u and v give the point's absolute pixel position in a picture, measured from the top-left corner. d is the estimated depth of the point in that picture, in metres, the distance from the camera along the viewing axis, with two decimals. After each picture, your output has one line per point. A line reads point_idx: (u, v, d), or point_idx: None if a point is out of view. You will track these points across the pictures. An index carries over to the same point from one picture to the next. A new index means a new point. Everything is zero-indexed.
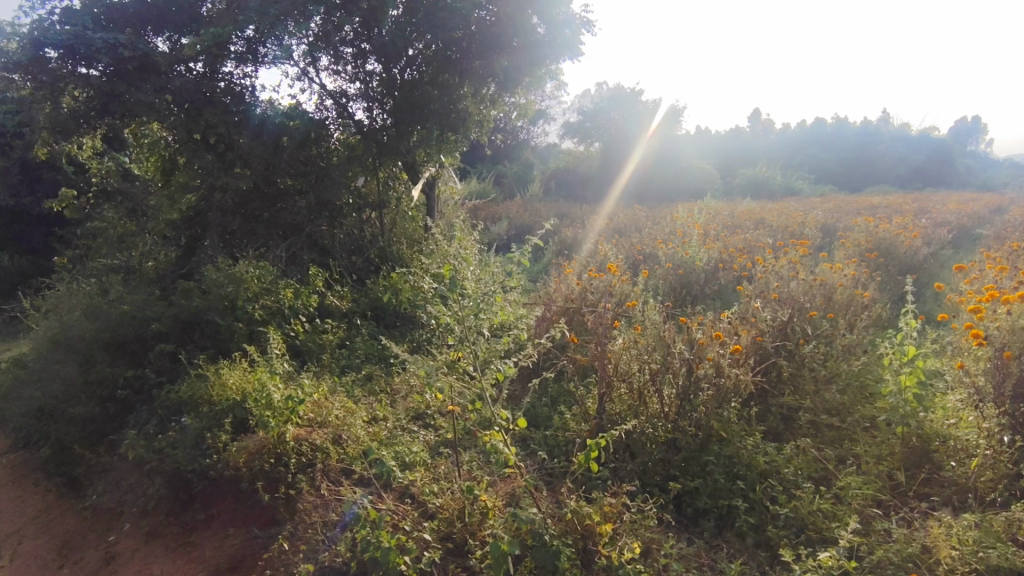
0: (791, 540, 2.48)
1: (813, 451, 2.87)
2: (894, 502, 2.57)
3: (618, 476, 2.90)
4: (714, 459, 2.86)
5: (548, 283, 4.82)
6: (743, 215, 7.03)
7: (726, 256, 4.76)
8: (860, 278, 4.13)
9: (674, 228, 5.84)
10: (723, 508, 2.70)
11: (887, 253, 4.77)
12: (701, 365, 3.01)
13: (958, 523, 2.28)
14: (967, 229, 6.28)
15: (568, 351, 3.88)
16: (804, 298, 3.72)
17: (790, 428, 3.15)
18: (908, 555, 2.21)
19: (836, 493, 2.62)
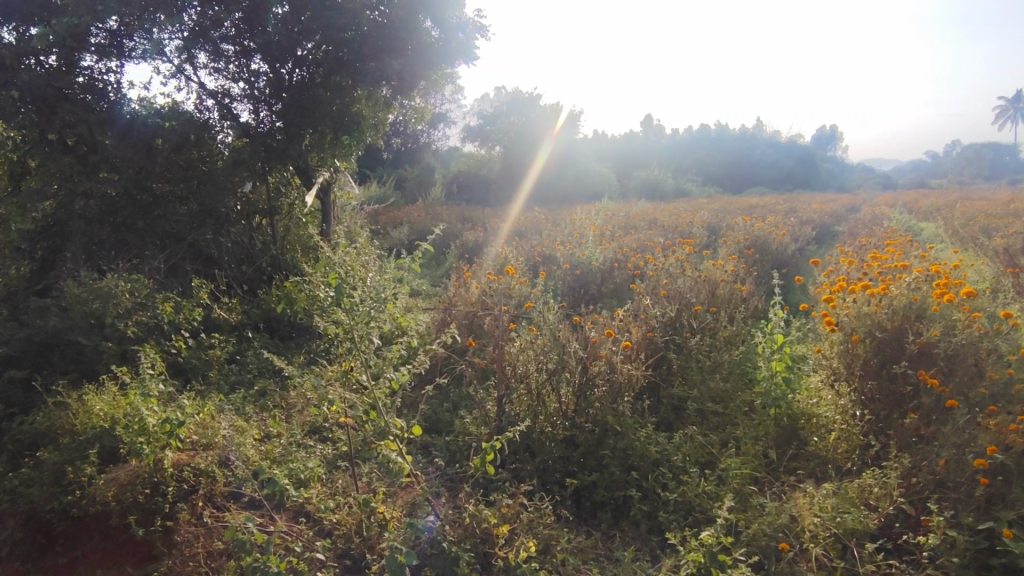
0: (679, 523, 2.62)
1: (699, 437, 3.04)
2: (769, 479, 2.78)
3: (518, 476, 2.94)
4: (610, 453, 2.97)
5: (448, 288, 4.80)
6: (637, 216, 7.38)
7: (620, 254, 4.98)
8: (739, 273, 4.43)
9: (572, 230, 6.02)
10: (619, 499, 2.82)
11: (762, 249, 5.18)
12: (595, 363, 3.11)
13: (821, 493, 2.51)
14: (828, 227, 6.98)
15: (467, 355, 3.88)
16: (689, 294, 3.95)
17: (680, 417, 3.33)
18: (779, 526, 2.41)
19: (718, 475, 2.80)
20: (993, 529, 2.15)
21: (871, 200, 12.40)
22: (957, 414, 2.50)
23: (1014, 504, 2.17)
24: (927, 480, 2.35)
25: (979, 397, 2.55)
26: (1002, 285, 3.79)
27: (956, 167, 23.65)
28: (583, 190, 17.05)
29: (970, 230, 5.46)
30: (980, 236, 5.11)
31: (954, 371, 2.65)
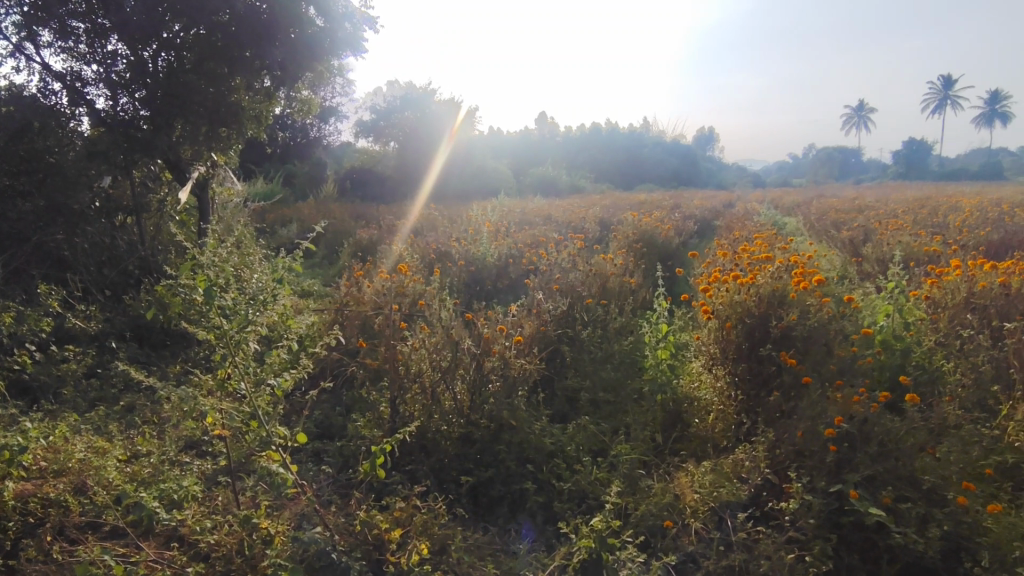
0: (573, 511, 2.68)
1: (591, 427, 3.13)
2: (656, 461, 2.91)
3: (414, 478, 2.88)
4: (506, 447, 2.98)
5: (339, 288, 4.62)
6: (533, 212, 7.53)
7: (515, 251, 5.04)
8: (628, 267, 4.63)
9: (468, 226, 6.02)
10: (515, 493, 2.84)
11: (648, 243, 5.46)
12: (488, 359, 3.14)
13: (699, 472, 2.67)
14: (708, 222, 7.49)
15: (359, 357, 3.75)
16: (581, 287, 4.08)
17: (574, 407, 3.42)
18: (663, 505, 2.52)
19: (608, 462, 2.90)
20: (842, 491, 2.39)
21: (745, 197, 13.50)
22: (812, 390, 2.75)
23: (858, 468, 2.42)
24: (788, 452, 2.57)
25: (829, 374, 2.83)
26: (849, 272, 4.25)
27: (817, 167, 26.33)
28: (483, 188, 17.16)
29: (826, 224, 6.08)
30: (833, 229, 5.71)
31: (809, 352, 2.92)
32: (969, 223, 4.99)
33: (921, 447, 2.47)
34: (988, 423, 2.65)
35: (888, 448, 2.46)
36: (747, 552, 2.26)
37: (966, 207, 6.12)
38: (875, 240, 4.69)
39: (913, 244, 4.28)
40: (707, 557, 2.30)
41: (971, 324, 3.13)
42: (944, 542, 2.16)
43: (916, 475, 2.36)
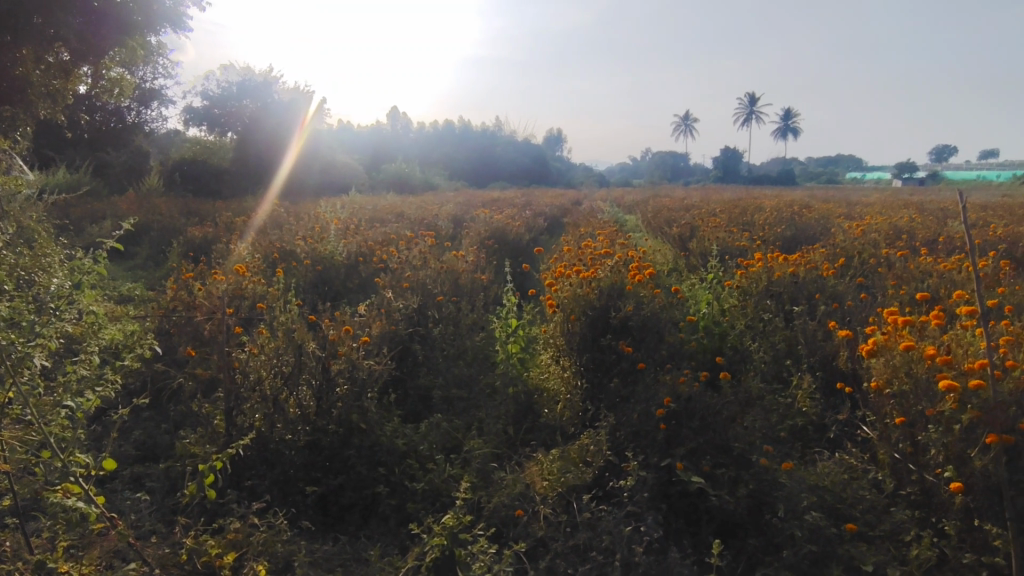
0: (427, 510, 2.64)
1: (444, 424, 3.12)
2: (508, 453, 2.97)
3: (254, 494, 2.67)
4: (355, 452, 2.87)
5: (163, 291, 4.15)
6: (385, 209, 7.38)
7: (365, 250, 4.89)
8: (479, 263, 4.71)
9: (314, 224, 5.73)
10: (367, 499, 2.74)
11: (499, 239, 5.60)
12: (334, 361, 3.00)
13: (546, 460, 2.76)
14: (557, 219, 7.87)
15: (187, 367, 3.40)
16: (432, 285, 4.07)
17: (427, 406, 3.39)
18: (515, 495, 2.57)
19: (462, 458, 2.90)
20: (671, 465, 2.60)
21: (591, 197, 14.42)
22: (645, 375, 2.98)
23: (684, 442, 2.66)
24: (626, 433, 2.76)
25: (660, 359, 3.10)
26: (676, 266, 4.71)
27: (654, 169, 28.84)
28: (337, 185, 16.56)
29: (657, 221, 6.69)
30: (663, 227, 6.29)
31: (643, 340, 3.16)
32: (769, 221, 5.78)
33: (734, 419, 2.79)
34: (783, 393, 3.08)
35: (708, 421, 2.71)
36: (591, 531, 2.38)
37: (766, 207, 7.09)
38: (697, 236, 5.26)
39: (727, 239, 4.85)
40: (556, 540, 2.38)
41: (771, 309, 3.61)
42: (750, 500, 2.44)
43: (730, 443, 2.65)
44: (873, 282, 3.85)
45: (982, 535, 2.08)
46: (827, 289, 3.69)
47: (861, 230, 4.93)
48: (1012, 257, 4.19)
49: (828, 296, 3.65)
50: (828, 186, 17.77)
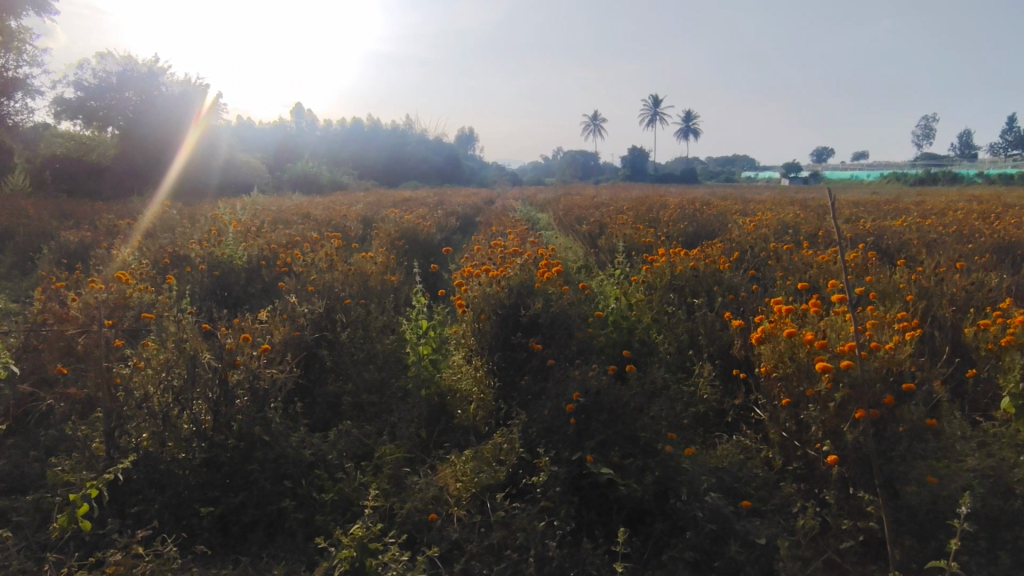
0: (337, 522, 2.51)
1: (354, 431, 3.01)
2: (420, 457, 2.92)
3: (141, 521, 2.44)
4: (258, 466, 2.66)
5: (31, 304, 3.74)
6: (289, 210, 7.06)
7: (268, 253, 4.65)
8: (389, 264, 4.61)
9: (210, 226, 5.38)
10: (272, 515, 2.55)
11: (410, 239, 5.51)
12: (231, 372, 2.82)
13: (460, 461, 2.72)
14: (469, 218, 7.85)
15: (60, 387, 3.07)
16: (339, 287, 3.92)
17: (336, 413, 3.26)
18: (428, 499, 2.52)
19: (373, 465, 2.80)
20: (582, 458, 2.62)
21: (504, 196, 14.56)
22: (556, 371, 3.01)
23: (593, 434, 2.69)
24: (539, 429, 2.75)
25: (569, 354, 3.13)
26: (585, 263, 4.83)
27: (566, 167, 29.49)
28: (239, 189, 15.88)
29: (568, 219, 6.83)
30: (572, 224, 6.44)
31: (553, 337, 3.19)
32: (671, 218, 6.06)
33: (641, 409, 2.87)
34: (686, 381, 3.21)
35: (617, 414, 2.78)
36: (505, 529, 2.37)
37: (669, 205, 7.45)
38: (605, 233, 5.42)
39: (632, 236, 5.03)
40: (471, 541, 2.35)
41: (674, 302, 3.78)
42: (657, 486, 2.50)
43: (637, 433, 2.70)
44: (763, 275, 4.12)
45: (856, 501, 2.28)
46: (724, 281, 3.91)
47: (752, 226, 5.28)
48: (879, 248, 4.65)
49: (725, 288, 3.87)
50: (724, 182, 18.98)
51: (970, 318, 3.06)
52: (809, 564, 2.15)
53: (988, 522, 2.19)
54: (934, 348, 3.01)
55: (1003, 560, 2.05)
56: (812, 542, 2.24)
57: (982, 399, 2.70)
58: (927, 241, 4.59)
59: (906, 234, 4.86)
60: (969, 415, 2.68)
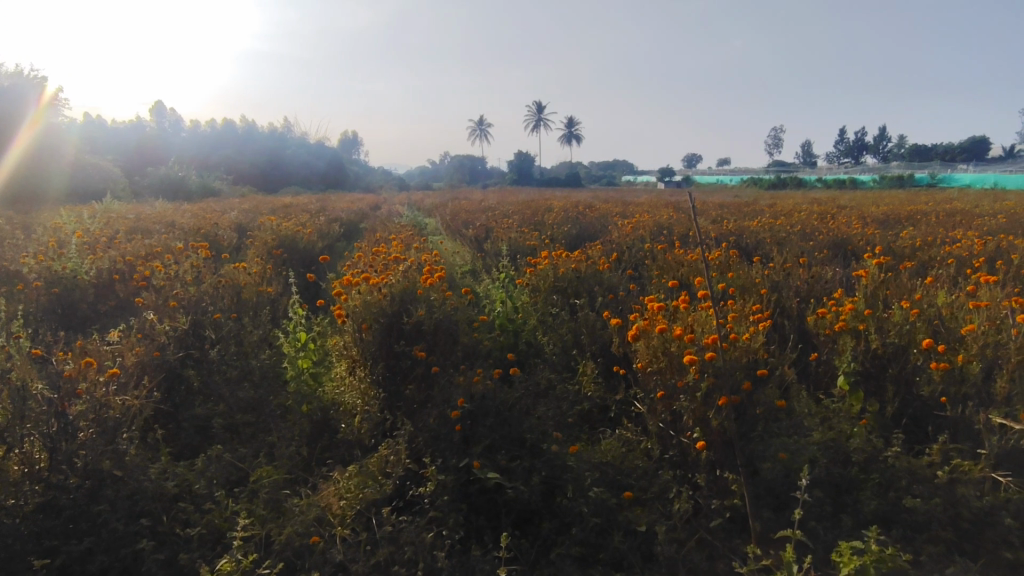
0: (205, 558, 2.27)
1: (225, 456, 2.75)
2: (302, 477, 2.73)
3: None
4: (109, 506, 2.36)
5: None
6: (148, 218, 6.43)
7: (121, 266, 4.19)
8: (264, 275, 4.32)
9: (48, 238, 4.75)
10: (126, 560, 2.27)
11: (289, 248, 5.22)
12: (70, 404, 2.50)
13: (343, 479, 2.52)
14: (354, 225, 7.60)
15: None
16: (205, 301, 3.60)
17: (205, 438, 2.98)
18: (309, 521, 2.31)
19: (246, 492, 2.57)
20: (469, 464, 2.58)
21: (392, 201, 14.26)
22: (440, 378, 2.93)
23: (479, 439, 2.68)
24: (425, 438, 2.67)
25: (455, 361, 3.07)
26: (472, 268, 4.84)
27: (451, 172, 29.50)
28: (83, 196, 14.13)
29: (456, 223, 6.81)
30: (460, 230, 6.43)
31: (436, 344, 3.10)
32: (556, 221, 6.24)
33: (528, 411, 2.89)
34: (571, 379, 3.29)
35: (503, 416, 2.79)
36: (392, 544, 2.26)
37: (554, 209, 7.67)
38: (492, 237, 5.46)
39: (517, 240, 5.11)
40: (356, 561, 2.19)
41: (556, 303, 3.88)
42: (543, 486, 2.53)
43: (523, 435, 2.74)
44: (639, 274, 4.35)
45: (724, 482, 2.45)
46: (602, 282, 4.08)
47: (630, 227, 5.57)
48: (739, 246, 5.09)
49: (604, 288, 4.03)
50: (601, 187, 19.87)
51: (811, 308, 3.43)
52: (684, 545, 2.28)
53: (831, 489, 2.44)
54: (784, 336, 3.33)
55: (844, 521, 2.30)
56: (687, 525, 2.37)
57: (823, 378, 3.02)
58: (777, 240, 5.09)
59: (760, 233, 5.36)
60: (815, 393, 2.98)
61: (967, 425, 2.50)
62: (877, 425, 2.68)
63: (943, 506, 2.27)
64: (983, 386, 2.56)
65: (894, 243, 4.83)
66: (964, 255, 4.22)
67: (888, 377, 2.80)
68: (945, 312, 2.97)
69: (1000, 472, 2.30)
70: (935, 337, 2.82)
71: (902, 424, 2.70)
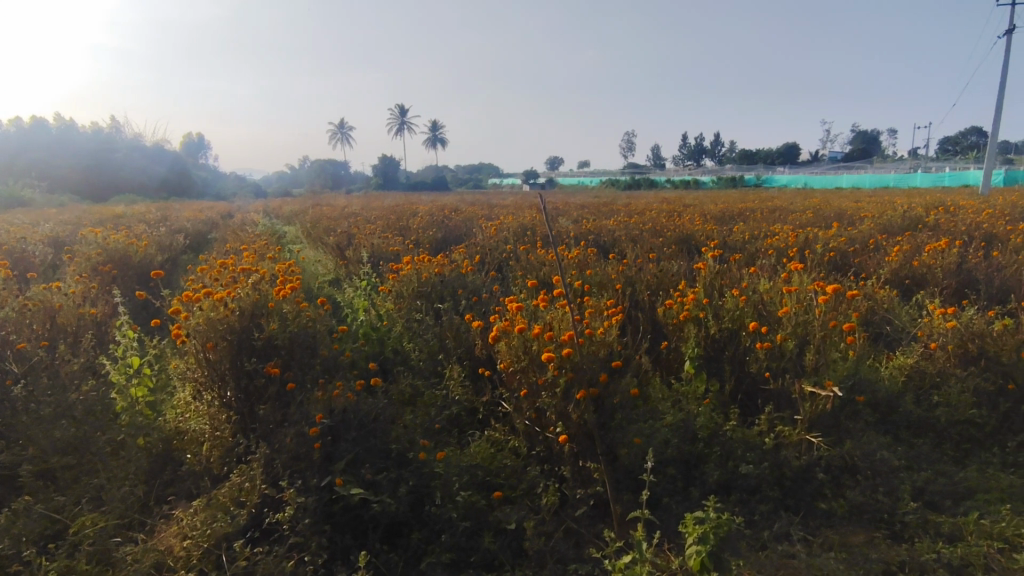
0: None
1: (37, 507, 2.36)
2: (138, 520, 2.42)
3: None
4: None
5: None
6: None
7: None
8: (86, 296, 3.81)
9: None
10: None
11: (119, 263, 4.65)
12: None
13: (187, 515, 2.27)
14: (203, 237, 6.99)
15: None
16: (7, 330, 3.08)
17: (13, 489, 2.55)
18: (146, 569, 2.07)
19: (65, 547, 2.22)
20: (331, 482, 2.41)
21: (246, 208, 13.23)
22: (297, 396, 2.71)
23: (342, 455, 2.51)
24: (283, 460, 2.43)
25: (314, 374, 2.88)
26: (333, 277, 4.64)
27: (311, 176, 28.06)
28: None
29: (316, 230, 6.50)
30: (321, 236, 6.15)
31: (292, 360, 2.88)
32: (421, 225, 6.19)
33: (394, 420, 2.80)
34: (439, 385, 3.25)
35: (367, 428, 2.65)
36: None
37: (421, 213, 7.61)
38: (354, 244, 5.28)
39: (381, 246, 4.99)
40: None
41: (421, 308, 3.83)
42: (411, 496, 2.45)
43: (389, 446, 2.62)
44: (503, 276, 4.44)
45: (587, 471, 2.55)
46: (465, 285, 4.11)
47: (494, 229, 5.66)
48: (597, 245, 5.38)
49: (469, 291, 4.06)
50: (466, 193, 20.06)
51: (660, 299, 3.69)
52: (552, 536, 2.35)
53: (681, 465, 2.64)
54: (638, 327, 3.56)
55: (691, 494, 2.51)
56: (554, 516, 2.45)
57: (673, 363, 3.27)
58: (630, 237, 5.45)
59: (614, 232, 5.71)
60: (666, 378, 3.22)
61: (786, 396, 2.84)
62: (718, 403, 2.95)
63: (771, 469, 2.56)
64: (797, 360, 2.92)
65: (727, 237, 5.38)
66: (781, 246, 4.83)
67: (725, 358, 3.10)
68: (766, 297, 3.36)
69: (813, 434, 2.65)
70: (759, 320, 3.18)
71: (737, 400, 3.01)
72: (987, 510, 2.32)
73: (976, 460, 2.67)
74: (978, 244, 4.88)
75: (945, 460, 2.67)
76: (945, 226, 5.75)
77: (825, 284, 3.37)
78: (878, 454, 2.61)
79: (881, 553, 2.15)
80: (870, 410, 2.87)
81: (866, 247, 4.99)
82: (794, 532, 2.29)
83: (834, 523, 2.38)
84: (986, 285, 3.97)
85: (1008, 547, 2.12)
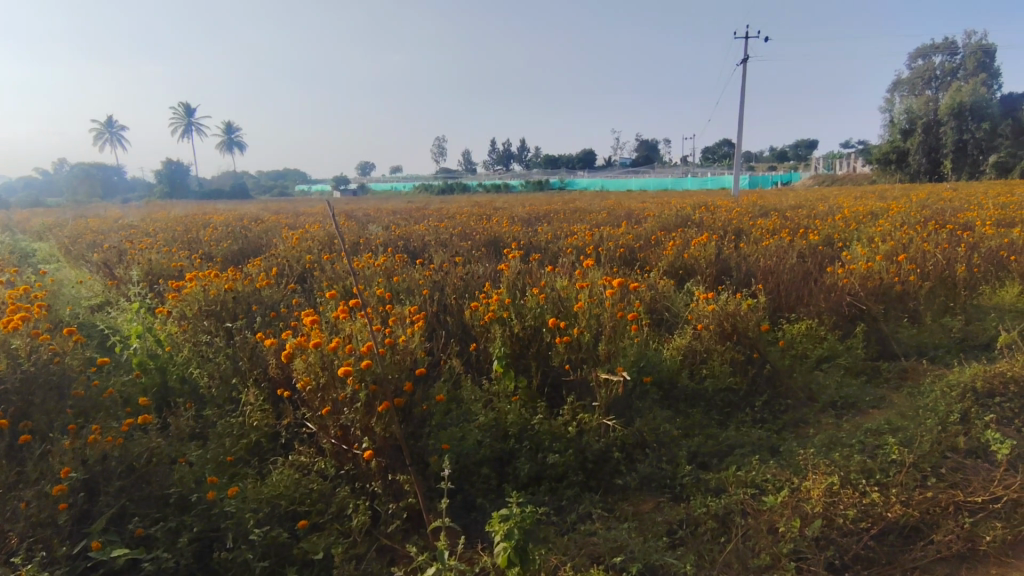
0: None
1: None
2: None
3: None
4: None
5: None
6: None
7: None
8: None
9: None
10: None
11: None
12: None
13: None
14: None
15: None
16: None
17: None
18: None
19: None
20: (87, 547, 2.00)
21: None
22: (35, 449, 2.22)
23: (102, 511, 2.11)
24: (18, 530, 1.94)
25: (64, 421, 2.40)
26: (96, 302, 3.95)
27: None
28: None
29: (73, 247, 5.51)
30: (80, 254, 5.22)
31: (29, 407, 2.37)
32: (212, 237, 5.58)
33: (173, 461, 2.44)
34: (233, 413, 2.92)
35: (137, 475, 2.27)
36: None
37: (212, 223, 6.87)
38: (124, 261, 4.56)
39: (159, 264, 4.37)
40: None
41: (209, 329, 3.42)
42: (196, 544, 2.14)
43: (166, 492, 2.28)
44: (306, 288, 4.16)
45: (398, 484, 2.48)
46: (261, 300, 3.77)
47: (296, 239, 5.30)
48: (407, 251, 5.32)
49: (266, 307, 3.73)
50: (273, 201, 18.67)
51: (467, 302, 3.75)
52: (364, 558, 2.24)
53: (494, 463, 2.70)
54: (448, 331, 3.57)
55: (504, 490, 2.58)
56: (366, 536, 2.34)
57: (483, 364, 3.33)
58: (440, 242, 5.48)
59: (425, 236, 5.71)
60: (477, 380, 3.27)
61: (585, 384, 3.06)
62: (526, 397, 3.07)
63: (575, 454, 2.73)
64: (592, 350, 3.17)
65: (531, 238, 5.68)
66: (577, 246, 5.23)
67: (530, 354, 3.24)
68: (564, 293, 3.60)
69: (608, 417, 2.90)
70: (558, 317, 3.39)
71: (543, 392, 3.17)
72: (742, 462, 2.73)
73: (735, 420, 3.15)
74: (730, 238, 5.80)
75: (713, 424, 3.10)
76: (706, 222, 6.72)
77: (613, 279, 3.71)
78: (661, 427, 2.94)
79: (665, 515, 2.41)
80: (655, 388, 3.23)
81: (647, 243, 5.63)
82: (594, 510, 2.47)
83: (628, 496, 2.62)
84: (736, 272, 4.73)
85: (758, 491, 2.52)
